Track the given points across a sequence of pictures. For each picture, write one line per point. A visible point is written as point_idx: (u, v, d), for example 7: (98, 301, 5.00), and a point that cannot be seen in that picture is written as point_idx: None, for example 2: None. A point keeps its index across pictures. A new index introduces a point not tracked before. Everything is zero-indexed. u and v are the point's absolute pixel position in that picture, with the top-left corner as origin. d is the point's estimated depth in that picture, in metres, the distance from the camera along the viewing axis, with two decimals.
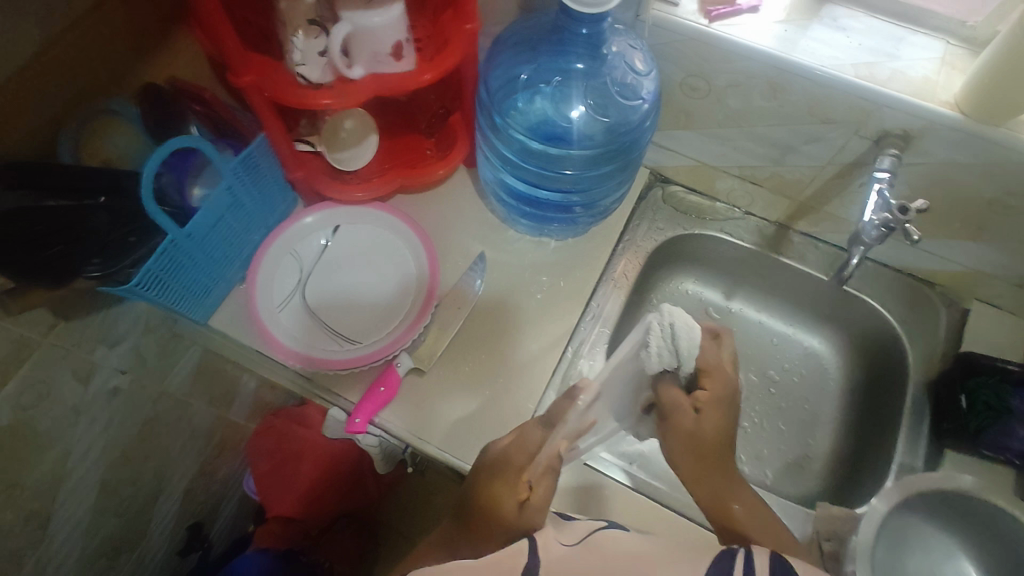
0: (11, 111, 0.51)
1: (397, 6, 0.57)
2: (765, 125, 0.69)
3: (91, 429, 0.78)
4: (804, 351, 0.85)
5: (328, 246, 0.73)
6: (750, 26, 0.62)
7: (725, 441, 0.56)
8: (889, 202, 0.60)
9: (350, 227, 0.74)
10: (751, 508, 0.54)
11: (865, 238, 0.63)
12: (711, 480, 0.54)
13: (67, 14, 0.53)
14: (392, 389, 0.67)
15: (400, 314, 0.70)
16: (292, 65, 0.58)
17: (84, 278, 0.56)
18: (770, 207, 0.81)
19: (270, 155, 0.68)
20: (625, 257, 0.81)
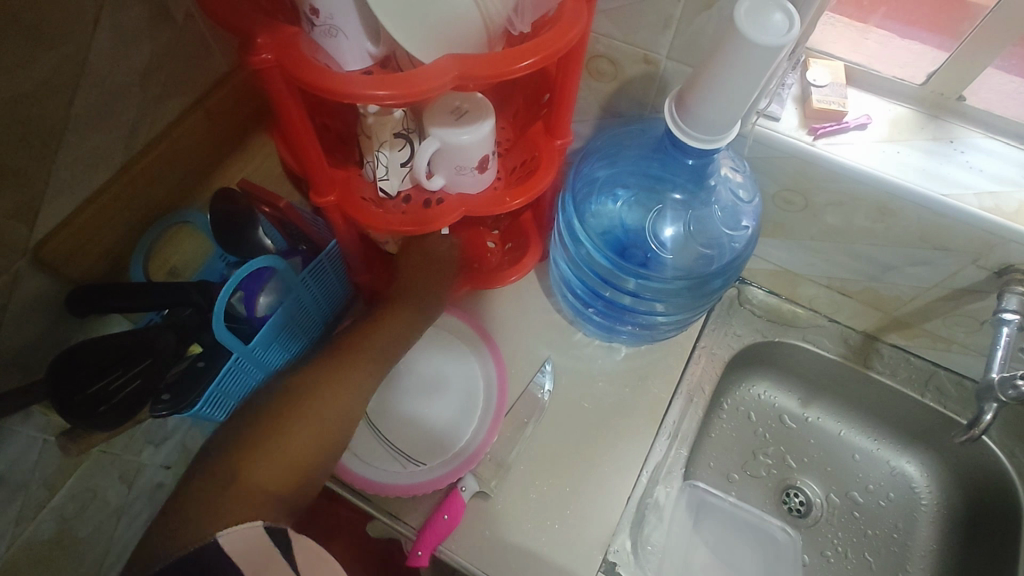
0: (94, 229, 0.49)
1: (487, 124, 0.54)
2: (866, 243, 0.64)
3: None
4: (890, 471, 0.79)
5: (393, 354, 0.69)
6: (857, 145, 0.58)
7: None
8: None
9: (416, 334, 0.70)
10: None
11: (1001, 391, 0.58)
12: None
13: (152, 128, 0.52)
14: (456, 517, 0.61)
15: (469, 431, 0.66)
16: (377, 180, 0.56)
17: (152, 418, 0.50)
18: (857, 317, 0.75)
19: (339, 259, 0.65)
20: (700, 364, 0.75)
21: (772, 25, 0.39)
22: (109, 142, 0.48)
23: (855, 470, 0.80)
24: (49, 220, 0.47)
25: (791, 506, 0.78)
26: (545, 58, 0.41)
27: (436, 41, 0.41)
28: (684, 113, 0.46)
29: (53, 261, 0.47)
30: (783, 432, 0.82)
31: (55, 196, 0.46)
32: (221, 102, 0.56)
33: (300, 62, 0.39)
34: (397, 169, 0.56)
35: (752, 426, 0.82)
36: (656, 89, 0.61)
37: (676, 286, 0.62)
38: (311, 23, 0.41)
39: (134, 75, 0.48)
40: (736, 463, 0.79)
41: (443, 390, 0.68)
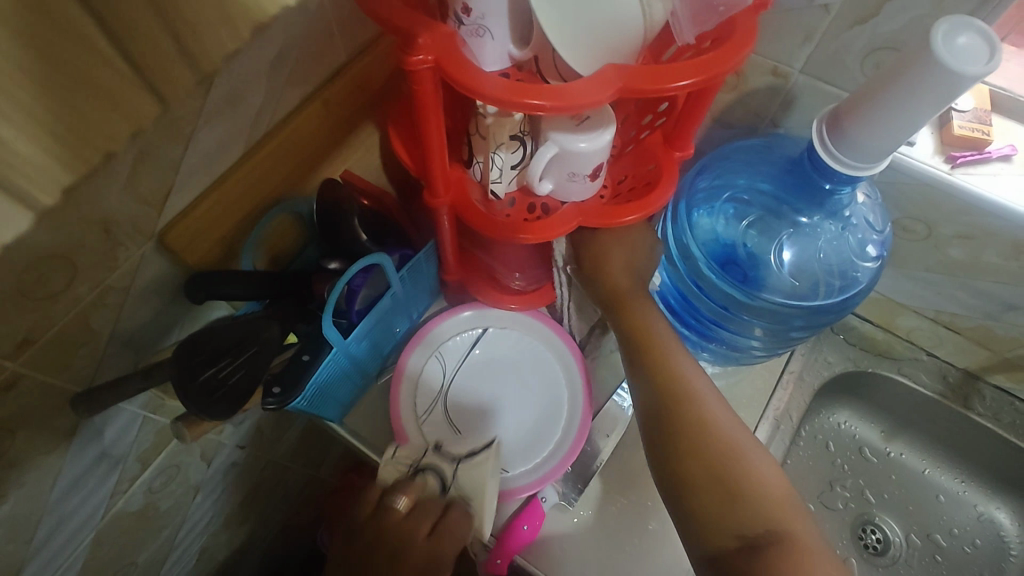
0: (213, 216, 0.49)
1: (609, 131, 0.52)
2: (988, 280, 0.60)
3: (203, 503, 0.75)
4: (977, 515, 0.75)
5: (477, 351, 0.68)
6: (1001, 177, 0.54)
7: (680, 382, 0.54)
8: None
9: (501, 331, 0.69)
10: (710, 450, 0.49)
11: None
12: (681, 412, 0.52)
13: (273, 116, 0.51)
14: (536, 527, 0.62)
15: (552, 440, 0.64)
16: (488, 182, 0.55)
17: (262, 409, 0.52)
18: (960, 354, 0.71)
19: (433, 256, 0.65)
20: (788, 390, 0.73)
21: (964, 50, 0.37)
22: (234, 130, 0.48)
23: (938, 512, 0.76)
24: (175, 205, 0.47)
25: (867, 543, 0.75)
26: (706, 78, 0.38)
27: (593, 49, 0.38)
28: (837, 136, 0.44)
29: (175, 247, 0.47)
30: (862, 465, 0.79)
31: (183, 183, 0.46)
32: (336, 93, 0.55)
33: (455, 65, 0.37)
34: (509, 172, 0.54)
35: (830, 456, 0.79)
36: (780, 103, 0.58)
37: (782, 310, 0.59)
38: (459, 21, 0.40)
39: (266, 65, 0.47)
40: (811, 493, 0.77)
41: (522, 394, 0.66)
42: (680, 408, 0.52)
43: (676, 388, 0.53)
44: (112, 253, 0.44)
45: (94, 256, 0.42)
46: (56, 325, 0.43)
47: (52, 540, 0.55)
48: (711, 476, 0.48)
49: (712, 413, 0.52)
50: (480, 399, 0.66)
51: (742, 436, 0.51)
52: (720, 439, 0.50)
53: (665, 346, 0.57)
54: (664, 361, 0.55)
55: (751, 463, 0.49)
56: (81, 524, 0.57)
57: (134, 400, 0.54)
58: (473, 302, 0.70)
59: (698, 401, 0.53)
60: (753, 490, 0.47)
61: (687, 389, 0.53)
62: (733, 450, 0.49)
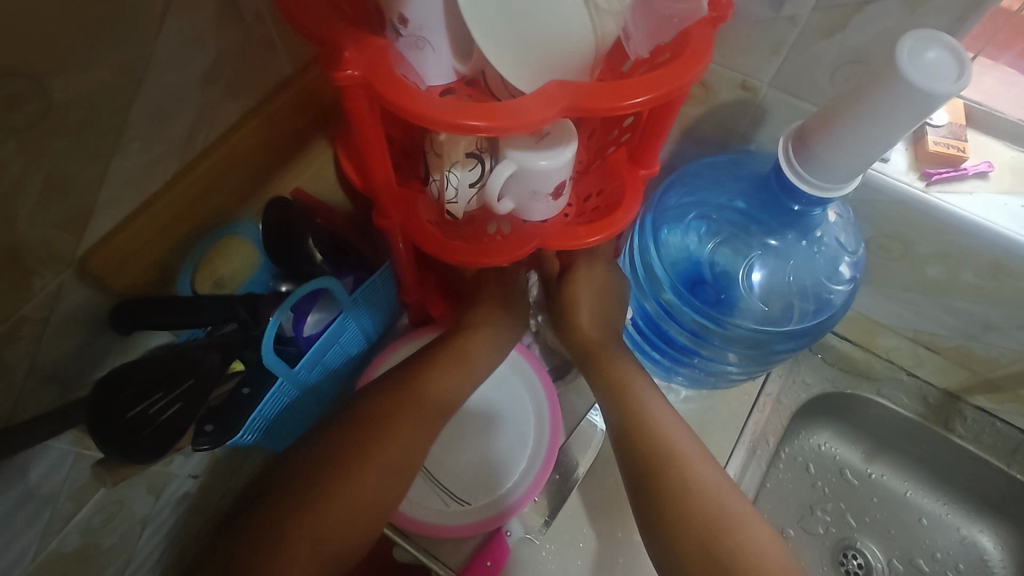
0: (145, 240, 0.46)
1: (569, 149, 0.49)
2: (967, 300, 0.58)
3: (154, 536, 0.71)
4: (960, 540, 0.73)
5: None
6: (977, 195, 0.52)
7: (661, 438, 0.52)
8: None
9: None
10: (698, 519, 0.47)
11: None
12: (666, 476, 0.50)
13: (211, 132, 0.48)
14: (500, 563, 0.59)
15: (517, 470, 0.61)
16: (444, 201, 0.52)
17: (192, 449, 0.49)
18: (941, 373, 0.69)
19: (391, 276, 0.61)
20: (765, 413, 0.70)
21: (930, 66, 0.35)
22: (164, 148, 0.45)
23: (920, 535, 0.74)
24: (99, 228, 0.43)
25: (848, 568, 0.73)
26: (661, 95, 0.36)
27: (538, 64, 0.36)
28: (804, 154, 0.42)
29: (99, 274, 0.44)
30: (843, 487, 0.76)
31: (108, 203, 0.43)
32: (282, 107, 0.52)
33: (387, 82, 0.34)
34: (466, 191, 0.51)
35: (811, 478, 0.76)
36: (751, 118, 0.55)
37: (757, 335, 0.56)
38: (396, 32, 0.37)
39: (197, 78, 0.44)
40: (790, 517, 0.74)
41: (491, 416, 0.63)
42: (665, 472, 0.50)
43: (659, 446, 0.51)
44: (26, 281, 0.40)
45: (2, 285, 0.39)
46: None
47: None
48: (701, 549, 0.46)
49: (696, 475, 0.49)
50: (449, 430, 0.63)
51: (732, 499, 0.49)
52: (707, 504, 0.48)
53: (645, 399, 0.55)
54: (642, 418, 0.53)
55: (743, 531, 0.47)
56: (8, 568, 0.53)
57: (63, 436, 0.50)
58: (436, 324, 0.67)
59: (687, 467, 0.50)
60: (748, 564, 0.45)
61: (677, 455, 0.51)
62: (722, 516, 0.47)
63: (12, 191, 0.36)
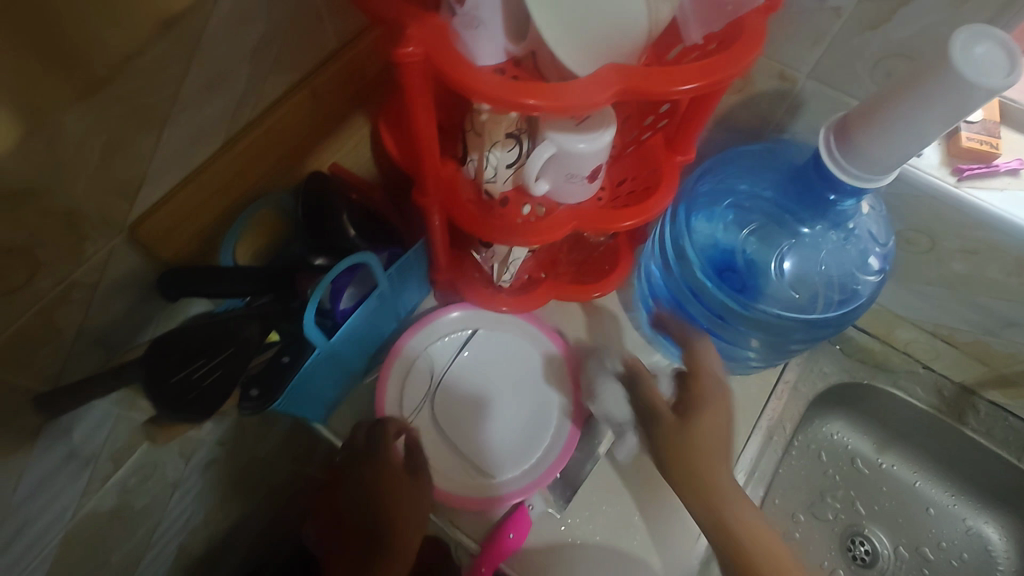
0: (193, 208, 0.47)
1: (609, 133, 0.50)
2: (991, 296, 0.59)
3: (181, 501, 0.74)
4: (966, 530, 0.75)
5: (468, 352, 0.67)
6: (1010, 191, 0.52)
7: (734, 511, 0.48)
8: None
9: (490, 333, 0.68)
10: None
11: None
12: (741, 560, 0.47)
13: (256, 105, 0.49)
14: (522, 537, 0.59)
15: (542, 445, 0.63)
16: (482, 180, 0.53)
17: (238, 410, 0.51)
18: (957, 367, 0.70)
19: (423, 253, 0.62)
20: (783, 400, 0.71)
21: (979, 61, 0.35)
22: (213, 118, 0.45)
23: (928, 525, 0.76)
24: (149, 196, 0.44)
25: (855, 554, 0.75)
26: (709, 83, 0.36)
27: (589, 48, 0.36)
28: (846, 146, 0.42)
29: (149, 241, 0.45)
30: (853, 475, 0.78)
31: (159, 171, 0.44)
32: (325, 81, 0.53)
33: (448, 60, 0.35)
34: (503, 171, 0.52)
35: (822, 466, 0.78)
36: (786, 108, 0.56)
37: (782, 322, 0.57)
38: (452, 10, 0.38)
39: (247, 49, 0.44)
40: (801, 504, 0.76)
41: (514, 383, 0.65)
42: (737, 552, 0.47)
43: (731, 521, 0.48)
44: (80, 245, 0.41)
45: (59, 249, 0.40)
46: (17, 322, 0.40)
47: (17, 542, 0.53)
48: None
49: (772, 555, 0.47)
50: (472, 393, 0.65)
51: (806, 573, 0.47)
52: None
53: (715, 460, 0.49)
54: (712, 484, 0.49)
55: None
56: (50, 524, 0.55)
57: (107, 397, 0.52)
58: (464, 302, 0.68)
59: (760, 543, 0.47)
60: None
61: (751, 536, 0.47)
62: None
63: (73, 157, 0.37)
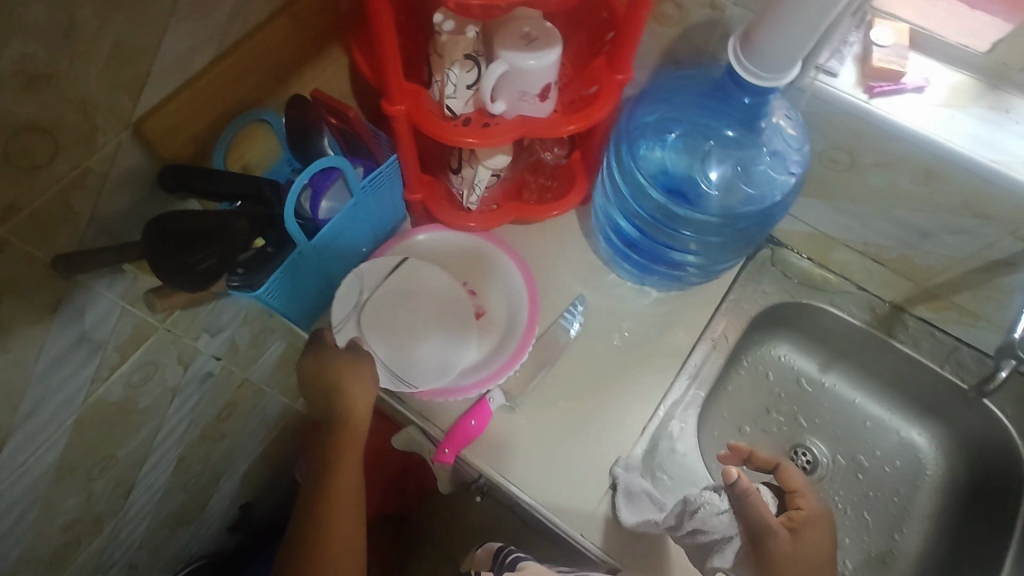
0: (188, 112, 0.54)
1: (554, 52, 0.57)
2: (905, 208, 0.66)
3: (180, 409, 0.81)
4: (899, 440, 0.81)
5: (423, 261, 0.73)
6: (911, 107, 0.59)
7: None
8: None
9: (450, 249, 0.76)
10: None
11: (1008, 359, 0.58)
12: None
13: (244, 25, 0.56)
14: (483, 424, 0.66)
15: (503, 338, 0.72)
16: (443, 99, 0.59)
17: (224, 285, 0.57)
18: (886, 286, 0.77)
19: (396, 175, 0.69)
20: (726, 317, 0.78)
21: None
22: (206, 31, 0.52)
23: (864, 436, 0.82)
24: (151, 97, 0.51)
25: (797, 463, 0.81)
26: None
27: None
28: (749, 51, 0.49)
29: (150, 137, 0.52)
30: (797, 393, 0.85)
31: (159, 75, 0.51)
32: (305, 9, 0.60)
33: None
34: (463, 91, 0.58)
35: (769, 384, 0.85)
36: (718, 36, 0.63)
37: (717, 220, 0.65)
38: None
39: None
40: (745, 416, 0.83)
41: (460, 302, 0.71)
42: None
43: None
44: (92, 134, 0.48)
45: (75, 133, 0.47)
46: (39, 198, 0.47)
47: (36, 416, 0.60)
48: None
49: None
50: (420, 298, 0.70)
51: None
52: None
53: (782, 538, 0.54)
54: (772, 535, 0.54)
55: None
56: (64, 404, 0.63)
57: (114, 286, 0.59)
58: (428, 228, 0.76)
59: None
60: None
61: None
62: None
63: (86, 48, 0.44)
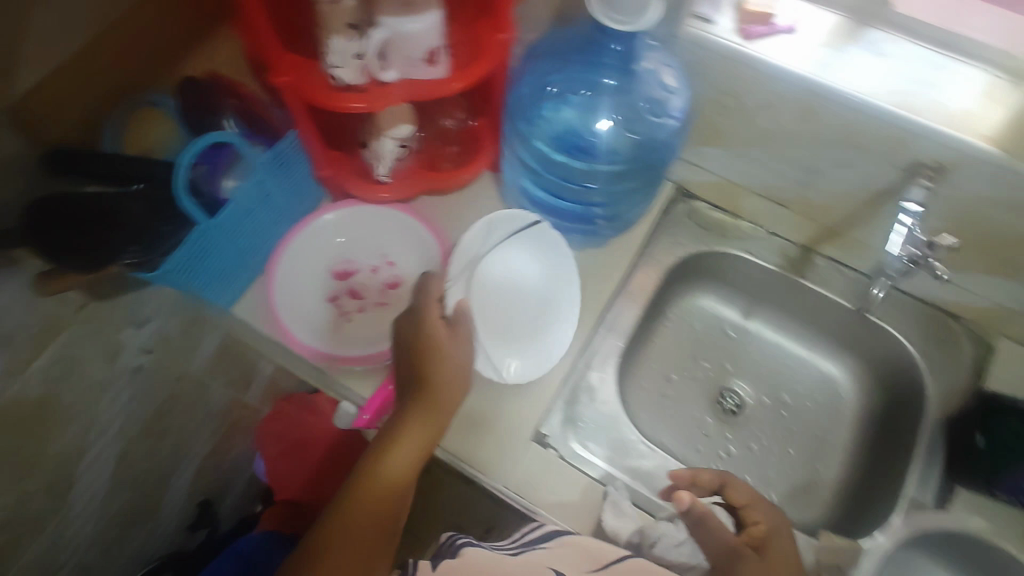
0: (65, 90, 0.56)
1: (434, 14, 0.59)
2: (795, 147, 0.68)
3: (113, 405, 0.81)
4: (821, 376, 0.84)
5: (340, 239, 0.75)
6: (784, 47, 0.61)
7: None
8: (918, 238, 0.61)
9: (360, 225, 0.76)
10: None
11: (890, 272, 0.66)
12: None
13: (118, 7, 0.56)
14: (402, 388, 0.67)
15: (423, 294, 0.74)
16: (330, 68, 0.59)
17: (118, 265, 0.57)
18: (794, 228, 0.80)
19: (300, 152, 0.69)
20: (644, 270, 0.80)
21: None
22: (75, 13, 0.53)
23: (788, 375, 0.85)
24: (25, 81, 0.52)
25: (726, 406, 0.83)
26: None
27: None
28: None
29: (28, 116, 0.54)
30: (723, 341, 0.87)
31: (30, 58, 0.51)
32: None
33: None
34: (350, 60, 0.58)
35: (695, 333, 0.87)
36: None
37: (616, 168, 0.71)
38: None
39: None
40: (674, 365, 0.85)
41: (395, 255, 0.75)
42: None
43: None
44: None
45: None
46: None
47: None
48: None
49: None
50: (350, 264, 0.74)
51: None
52: None
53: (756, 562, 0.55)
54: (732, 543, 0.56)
55: None
56: None
57: None
58: (335, 206, 0.75)
59: None
60: None
61: None
62: None
63: None
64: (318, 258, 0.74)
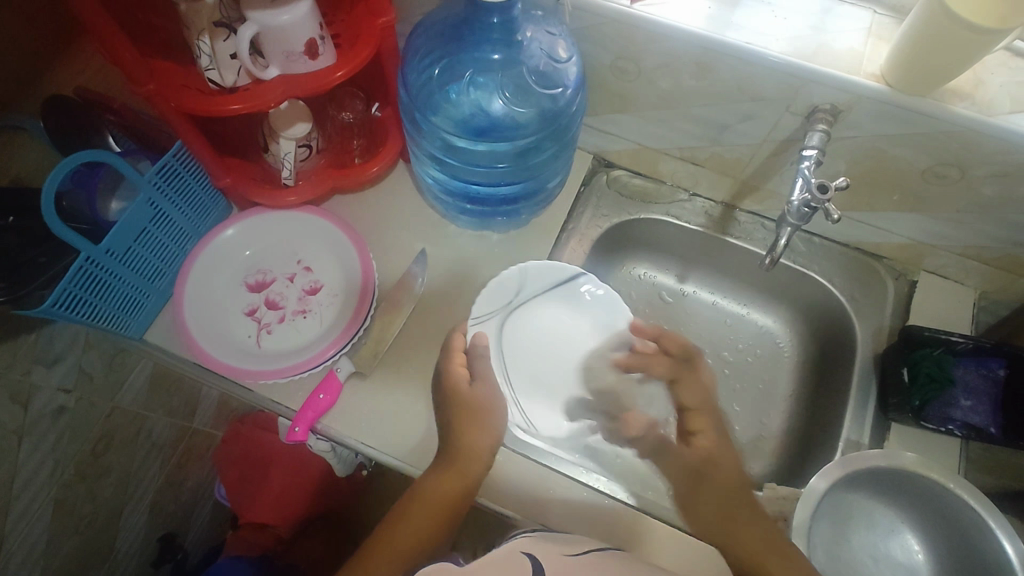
0: None
1: (305, 3, 0.55)
2: (699, 105, 0.68)
3: (36, 450, 0.77)
4: (758, 330, 0.85)
5: (248, 251, 0.72)
6: (671, 4, 0.60)
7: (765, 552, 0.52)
8: (809, 180, 0.57)
9: (269, 232, 0.73)
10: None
11: (789, 219, 0.59)
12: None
13: None
14: (332, 395, 0.65)
15: (341, 295, 0.71)
16: (203, 71, 0.57)
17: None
18: (714, 187, 0.80)
19: (192, 163, 0.67)
20: (571, 244, 0.78)
21: None
22: None
23: (727, 333, 0.86)
24: None
25: None
26: None
27: None
28: None
29: None
30: (660, 307, 0.87)
31: None
32: None
33: None
34: (224, 60, 0.56)
35: (632, 303, 0.87)
36: None
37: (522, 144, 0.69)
38: None
39: None
40: None
41: (312, 256, 0.73)
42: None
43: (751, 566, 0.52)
44: None
45: None
46: None
47: None
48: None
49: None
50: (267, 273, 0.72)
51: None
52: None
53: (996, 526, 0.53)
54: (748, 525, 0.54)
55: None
56: None
57: None
58: (237, 218, 0.72)
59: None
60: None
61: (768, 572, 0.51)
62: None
63: None
64: (230, 273, 0.71)
